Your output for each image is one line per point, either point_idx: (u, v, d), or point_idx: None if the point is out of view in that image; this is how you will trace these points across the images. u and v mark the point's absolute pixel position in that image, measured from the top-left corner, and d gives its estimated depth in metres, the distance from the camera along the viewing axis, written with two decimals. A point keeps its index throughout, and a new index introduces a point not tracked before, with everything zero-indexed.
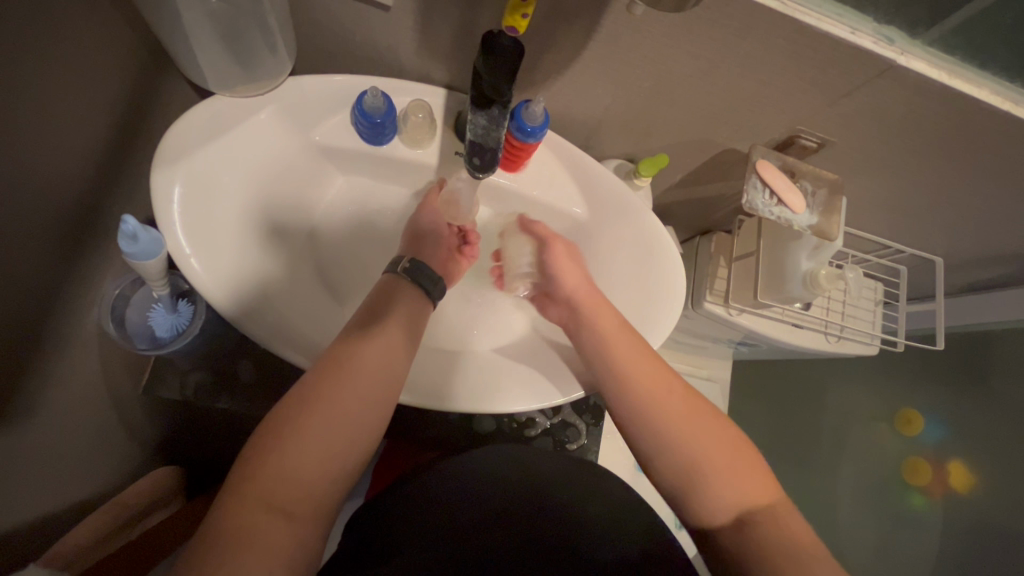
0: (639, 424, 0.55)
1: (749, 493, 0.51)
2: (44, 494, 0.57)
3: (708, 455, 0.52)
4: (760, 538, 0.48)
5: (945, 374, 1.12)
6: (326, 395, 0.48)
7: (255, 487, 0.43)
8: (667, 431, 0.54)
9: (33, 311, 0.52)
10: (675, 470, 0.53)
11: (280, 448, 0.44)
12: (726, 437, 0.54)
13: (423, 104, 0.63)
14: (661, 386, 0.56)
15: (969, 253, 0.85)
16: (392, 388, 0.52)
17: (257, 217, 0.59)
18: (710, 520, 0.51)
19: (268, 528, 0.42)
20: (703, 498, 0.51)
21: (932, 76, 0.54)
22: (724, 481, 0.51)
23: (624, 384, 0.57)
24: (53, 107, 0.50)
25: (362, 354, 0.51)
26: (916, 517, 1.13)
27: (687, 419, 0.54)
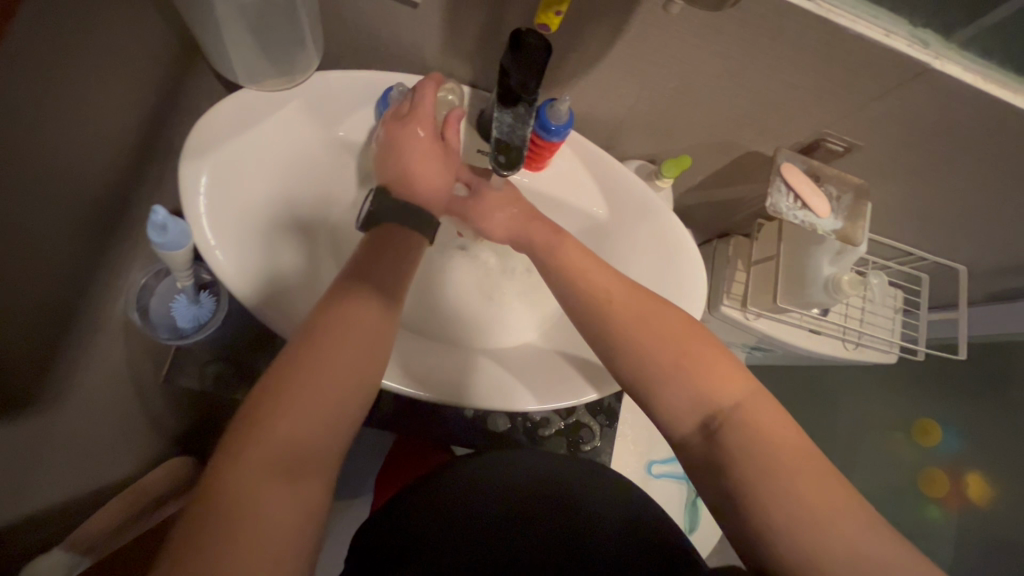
0: (611, 344, 0.53)
1: (721, 388, 0.49)
2: (66, 481, 0.57)
3: (674, 360, 0.51)
4: (730, 426, 0.48)
5: (963, 384, 1.10)
6: (319, 349, 0.45)
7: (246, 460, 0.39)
8: (640, 350, 0.52)
9: (61, 300, 0.52)
10: (639, 373, 0.52)
11: (263, 424, 0.41)
12: (701, 346, 0.52)
13: (444, 101, 0.64)
14: (638, 313, 0.53)
15: (993, 261, 0.84)
16: (377, 342, 0.47)
17: (280, 211, 0.60)
18: (676, 418, 0.50)
19: (267, 489, 0.39)
20: (669, 396, 0.50)
21: (968, 80, 0.53)
22: (689, 376, 0.50)
23: (594, 305, 0.55)
24: (85, 97, 0.51)
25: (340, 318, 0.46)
26: (932, 528, 1.13)
27: (654, 327, 0.53)
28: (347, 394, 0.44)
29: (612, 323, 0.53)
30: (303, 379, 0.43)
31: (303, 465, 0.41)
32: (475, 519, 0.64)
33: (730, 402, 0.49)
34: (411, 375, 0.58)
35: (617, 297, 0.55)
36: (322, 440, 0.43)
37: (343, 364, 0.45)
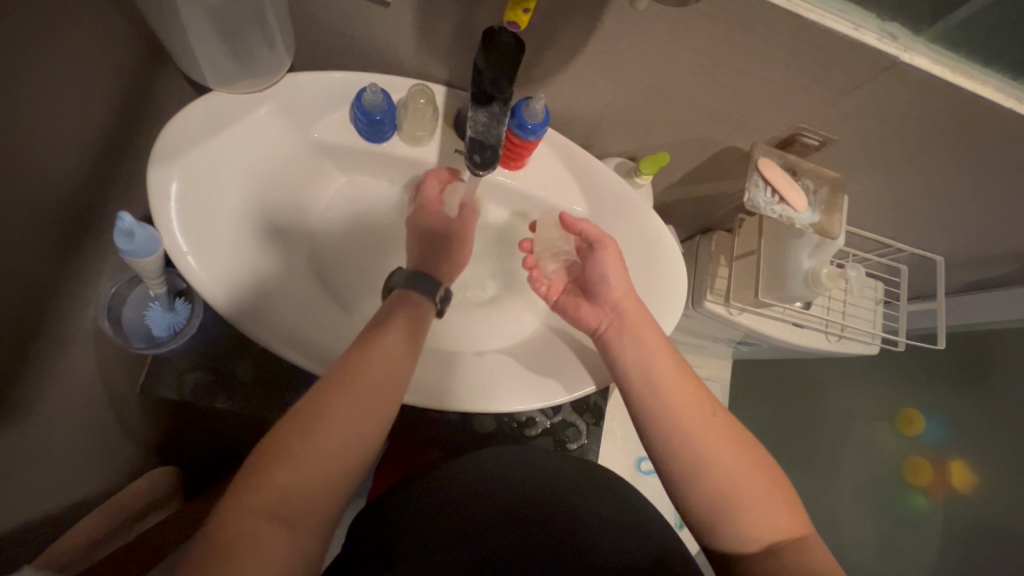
0: (680, 466, 0.53)
1: (781, 529, 0.51)
2: (42, 496, 0.56)
3: (748, 494, 0.52)
4: (786, 566, 0.49)
5: (945, 376, 1.12)
6: (332, 403, 0.47)
7: (264, 492, 0.43)
8: (709, 477, 0.52)
9: (29, 311, 0.51)
10: (716, 507, 0.52)
11: (272, 470, 0.44)
12: (767, 483, 0.53)
13: (424, 89, 0.62)
14: (721, 441, 0.54)
15: (969, 251, 0.85)
16: (400, 392, 0.50)
17: (254, 215, 0.59)
18: (738, 548, 0.51)
19: (267, 539, 0.42)
20: (736, 533, 0.51)
21: (936, 73, 0.53)
22: (757, 512, 0.51)
23: (652, 407, 0.56)
24: (45, 103, 0.49)
25: (365, 374, 0.49)
26: (918, 517, 1.13)
27: (741, 460, 0.53)
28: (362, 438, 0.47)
29: (684, 433, 0.54)
30: (332, 415, 0.46)
31: (318, 499, 0.45)
32: (465, 514, 0.63)
33: (797, 544, 0.51)
34: None
35: (677, 398, 0.56)
36: (340, 474, 0.46)
37: (373, 408, 0.48)
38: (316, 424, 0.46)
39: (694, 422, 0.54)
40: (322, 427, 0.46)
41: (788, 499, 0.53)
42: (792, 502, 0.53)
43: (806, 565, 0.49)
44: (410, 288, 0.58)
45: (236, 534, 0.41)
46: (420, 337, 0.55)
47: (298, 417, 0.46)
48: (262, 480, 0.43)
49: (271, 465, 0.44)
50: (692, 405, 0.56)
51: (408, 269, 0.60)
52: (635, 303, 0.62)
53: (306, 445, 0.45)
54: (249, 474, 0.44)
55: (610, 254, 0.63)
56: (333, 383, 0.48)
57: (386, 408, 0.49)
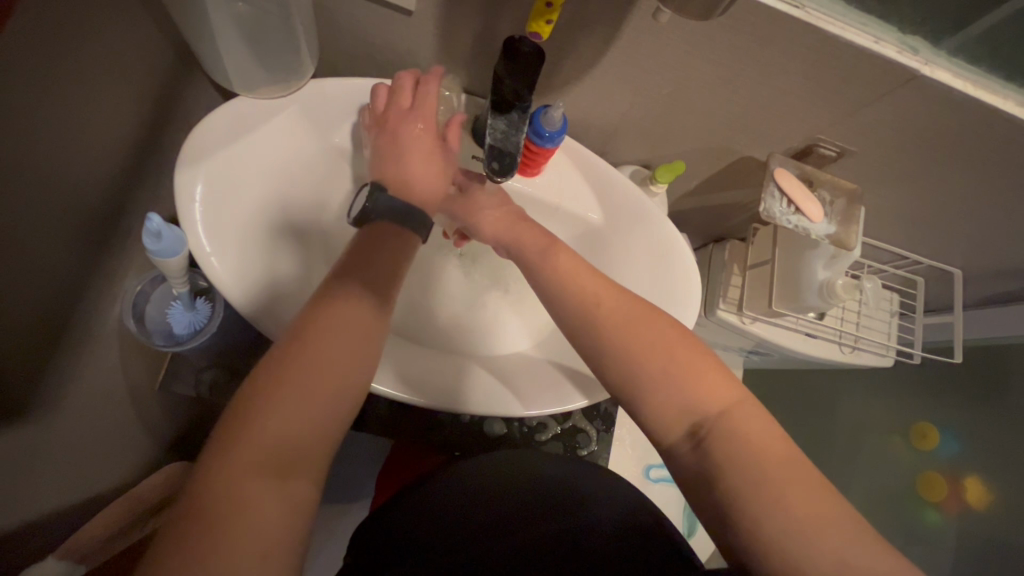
0: (610, 360, 0.51)
1: (715, 403, 0.48)
2: (63, 489, 0.58)
3: (676, 379, 0.48)
4: (719, 446, 0.46)
5: (961, 389, 1.10)
6: (306, 345, 0.42)
7: (242, 446, 0.38)
8: (667, 393, 0.48)
9: (57, 306, 0.53)
10: (643, 396, 0.49)
11: (251, 425, 0.38)
12: (704, 363, 0.49)
13: (451, 84, 0.63)
14: (676, 344, 0.50)
15: (987, 265, 0.84)
16: (380, 331, 0.46)
17: (275, 217, 0.60)
18: (667, 434, 0.48)
19: (259, 496, 0.37)
20: (691, 436, 0.47)
21: (957, 87, 0.53)
22: (683, 393, 0.48)
23: (593, 328, 0.52)
24: (80, 106, 0.51)
25: (336, 314, 0.44)
26: (930, 533, 1.11)
27: (700, 369, 0.49)
28: (343, 380, 0.42)
29: (632, 348, 0.50)
30: (307, 357, 0.42)
31: (305, 445, 0.40)
32: (475, 516, 0.65)
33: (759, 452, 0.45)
34: (405, 381, 0.58)
35: (621, 308, 0.52)
36: (327, 417, 0.41)
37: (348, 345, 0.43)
38: (289, 367, 0.41)
39: (623, 321, 0.51)
40: (298, 372, 0.41)
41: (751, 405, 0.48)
42: (725, 374, 0.50)
43: (774, 474, 0.43)
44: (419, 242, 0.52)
45: (220, 498, 0.36)
46: (402, 272, 0.49)
47: (273, 364, 0.41)
48: (242, 435, 0.38)
49: (246, 419, 0.39)
50: (623, 305, 0.52)
51: None
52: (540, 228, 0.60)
53: (283, 387, 0.40)
54: (222, 433, 0.39)
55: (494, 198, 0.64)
56: (304, 328, 0.43)
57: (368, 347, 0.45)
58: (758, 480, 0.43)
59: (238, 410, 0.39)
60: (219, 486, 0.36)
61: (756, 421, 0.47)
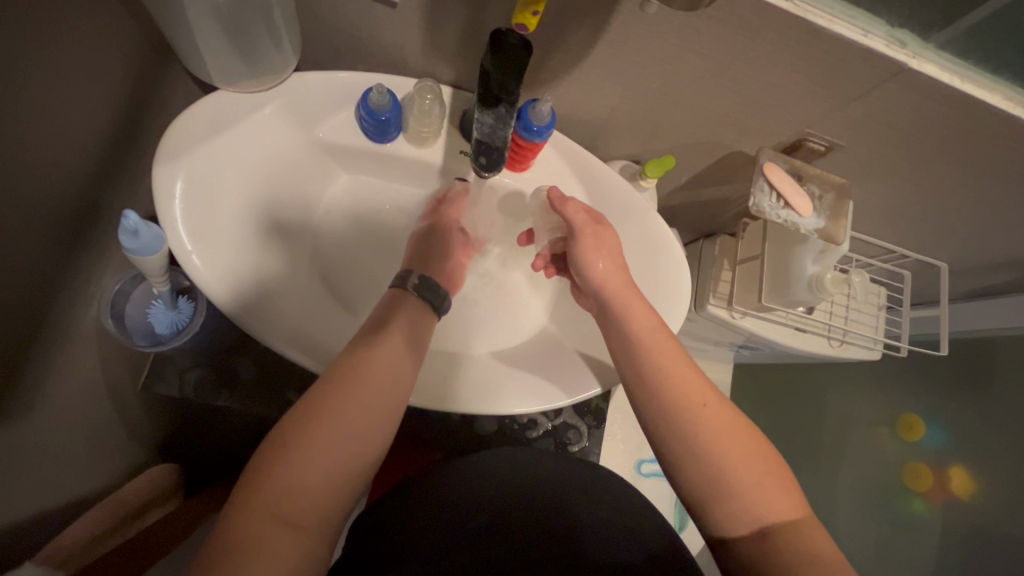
0: (678, 447, 0.52)
1: (781, 510, 0.48)
2: (41, 493, 0.56)
3: (743, 478, 0.49)
4: (784, 549, 0.46)
5: (947, 382, 1.11)
6: (338, 403, 0.46)
7: (269, 487, 0.42)
8: (708, 461, 0.50)
9: (31, 308, 0.51)
10: (711, 490, 0.50)
11: (277, 472, 0.42)
12: (765, 460, 0.51)
13: (431, 86, 0.60)
14: (712, 408, 0.52)
15: (972, 258, 0.85)
16: (402, 397, 0.50)
17: (257, 214, 0.58)
18: (729, 532, 0.49)
19: (276, 540, 0.41)
20: (737, 508, 0.49)
21: (945, 80, 0.53)
22: (752, 497, 0.49)
23: (647, 384, 0.54)
24: (51, 101, 0.49)
25: (368, 372, 0.49)
26: (913, 522, 1.12)
27: (739, 439, 0.51)
28: (368, 442, 0.47)
29: (677, 412, 0.52)
30: (336, 415, 0.46)
31: (325, 498, 0.44)
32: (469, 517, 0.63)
33: (791, 529, 0.47)
34: None
35: (666, 371, 0.54)
36: (345, 476, 0.45)
37: (374, 411, 0.48)
38: (319, 423, 0.45)
39: (684, 399, 0.53)
40: (325, 427, 0.45)
41: (786, 485, 0.50)
42: (791, 484, 0.50)
43: (801, 551, 0.46)
44: (418, 296, 0.58)
45: (243, 541, 0.39)
46: (421, 336, 0.55)
47: (303, 415, 0.45)
48: (269, 478, 0.42)
49: (275, 463, 0.43)
50: (675, 377, 0.54)
51: (418, 277, 0.59)
52: (624, 285, 0.60)
53: (313, 441, 0.44)
54: (248, 478, 0.42)
55: (590, 244, 0.62)
56: (332, 383, 0.47)
57: (389, 414, 0.49)
58: (789, 557, 0.46)
59: (267, 457, 0.43)
60: (244, 529, 0.40)
61: (822, 536, 0.48)
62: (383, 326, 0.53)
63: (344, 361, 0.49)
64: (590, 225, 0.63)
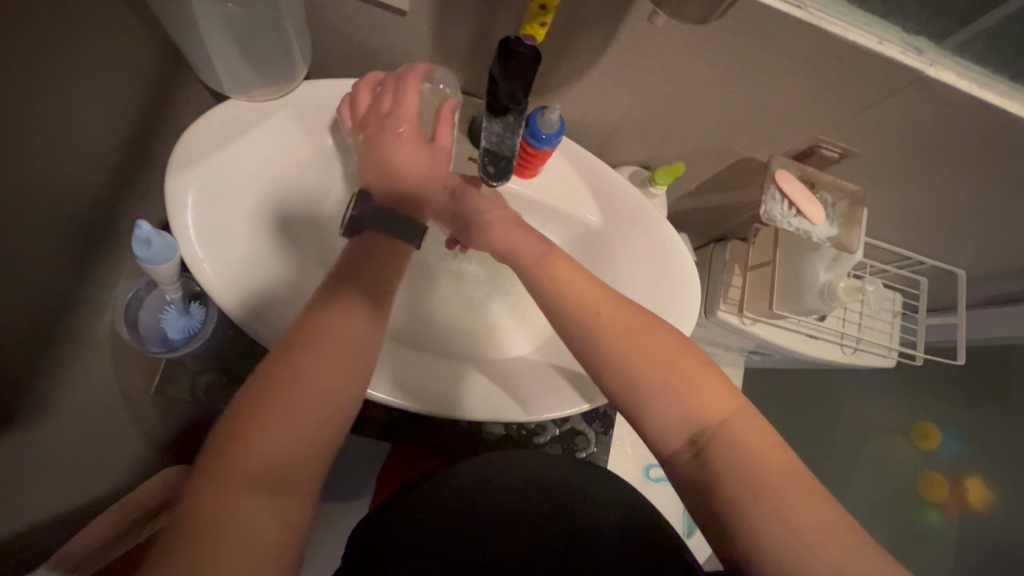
0: (620, 386, 0.49)
1: (712, 414, 0.47)
2: (55, 496, 0.57)
3: (675, 393, 0.47)
4: (717, 458, 0.46)
5: (964, 390, 1.09)
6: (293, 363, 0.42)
7: (241, 458, 0.38)
8: (644, 385, 0.48)
9: (46, 315, 0.52)
10: (632, 396, 0.48)
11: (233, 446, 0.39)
12: (699, 364, 0.49)
13: (439, 90, 0.61)
14: (642, 332, 0.49)
15: (991, 265, 0.83)
16: (368, 345, 0.45)
17: (267, 220, 0.59)
18: (669, 448, 0.48)
19: (248, 516, 0.37)
20: (672, 424, 0.47)
21: (963, 88, 0.52)
22: (681, 404, 0.47)
23: (587, 334, 0.50)
24: (66, 111, 0.50)
25: (319, 327, 0.43)
26: (932, 532, 1.11)
27: (668, 351, 0.49)
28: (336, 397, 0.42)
29: (618, 354, 0.49)
30: (299, 381, 0.41)
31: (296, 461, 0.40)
32: (474, 515, 0.64)
33: (726, 429, 0.46)
34: (400, 388, 0.57)
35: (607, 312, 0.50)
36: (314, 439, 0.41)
37: (338, 364, 0.43)
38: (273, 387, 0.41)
39: (617, 336, 0.49)
40: (288, 391, 0.41)
41: (720, 382, 0.48)
42: (724, 382, 0.48)
43: (735, 452, 0.45)
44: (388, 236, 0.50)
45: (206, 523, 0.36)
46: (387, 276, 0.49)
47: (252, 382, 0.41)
48: (239, 450, 0.39)
49: (230, 439, 0.39)
50: (608, 315, 0.50)
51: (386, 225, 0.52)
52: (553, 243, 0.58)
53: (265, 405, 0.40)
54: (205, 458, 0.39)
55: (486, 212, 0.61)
56: (296, 348, 0.42)
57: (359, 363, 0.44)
58: (735, 469, 0.45)
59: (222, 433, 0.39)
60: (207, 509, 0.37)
61: (753, 425, 0.47)
62: (346, 278, 0.47)
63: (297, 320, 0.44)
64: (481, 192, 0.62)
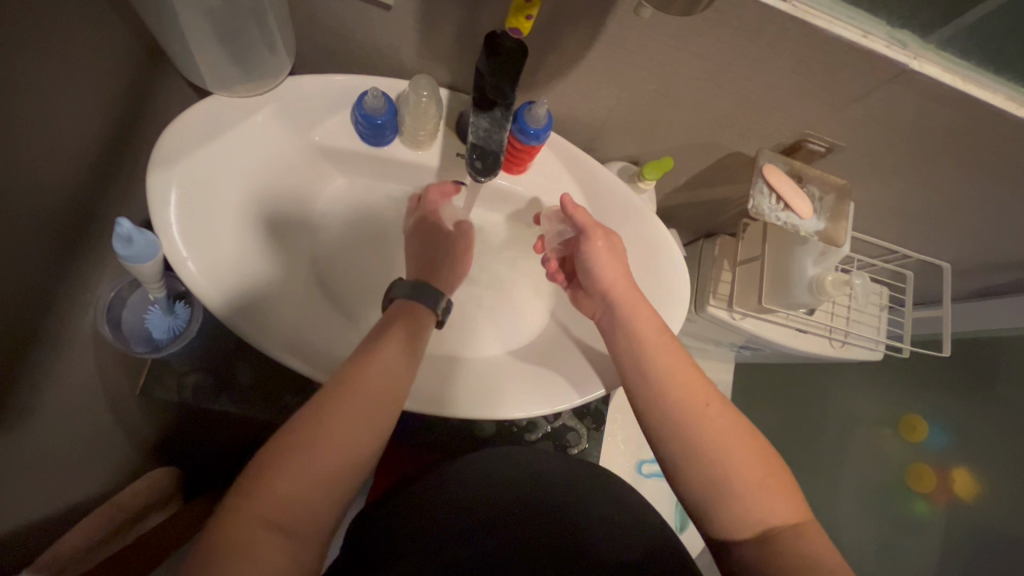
0: (676, 452, 0.51)
1: (778, 514, 0.48)
2: (39, 499, 0.56)
3: (742, 478, 0.49)
4: (781, 554, 0.46)
5: (950, 382, 1.11)
6: (334, 405, 0.46)
7: (265, 490, 0.42)
8: (708, 462, 0.50)
9: (27, 316, 0.51)
10: (710, 493, 0.49)
11: (269, 476, 0.42)
12: (765, 460, 0.51)
13: (427, 81, 0.59)
14: (712, 409, 0.52)
15: (976, 258, 0.84)
16: (401, 398, 0.50)
17: (252, 219, 0.58)
18: (729, 536, 0.49)
19: (268, 544, 0.40)
20: (734, 514, 0.48)
21: (947, 82, 0.53)
22: (750, 496, 0.48)
23: (647, 390, 0.54)
24: (44, 108, 0.49)
25: (362, 376, 0.48)
26: (920, 523, 1.12)
27: (739, 440, 0.51)
28: (366, 444, 0.46)
29: (681, 421, 0.52)
30: (337, 425, 0.45)
31: (321, 500, 0.44)
32: (465, 512, 0.63)
33: (792, 532, 0.47)
34: None
35: (675, 375, 0.54)
36: (341, 478, 0.45)
37: (373, 412, 0.47)
38: (315, 427, 0.45)
39: (688, 401, 0.53)
40: (323, 430, 0.45)
41: (785, 485, 0.50)
42: (790, 488, 0.50)
43: (798, 553, 0.46)
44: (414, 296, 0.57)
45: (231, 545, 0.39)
46: (421, 337, 0.54)
47: (297, 417, 0.45)
48: (273, 481, 0.42)
49: (269, 468, 0.43)
50: (679, 381, 0.54)
51: (412, 282, 0.58)
52: (627, 286, 0.61)
53: (305, 441, 0.44)
54: (242, 482, 0.42)
55: (599, 245, 0.62)
56: (336, 396, 0.46)
57: (388, 413, 0.48)
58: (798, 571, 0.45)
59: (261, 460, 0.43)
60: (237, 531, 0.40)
61: (819, 537, 0.48)
62: (383, 332, 0.52)
63: (343, 366, 0.49)
64: (600, 229, 0.63)
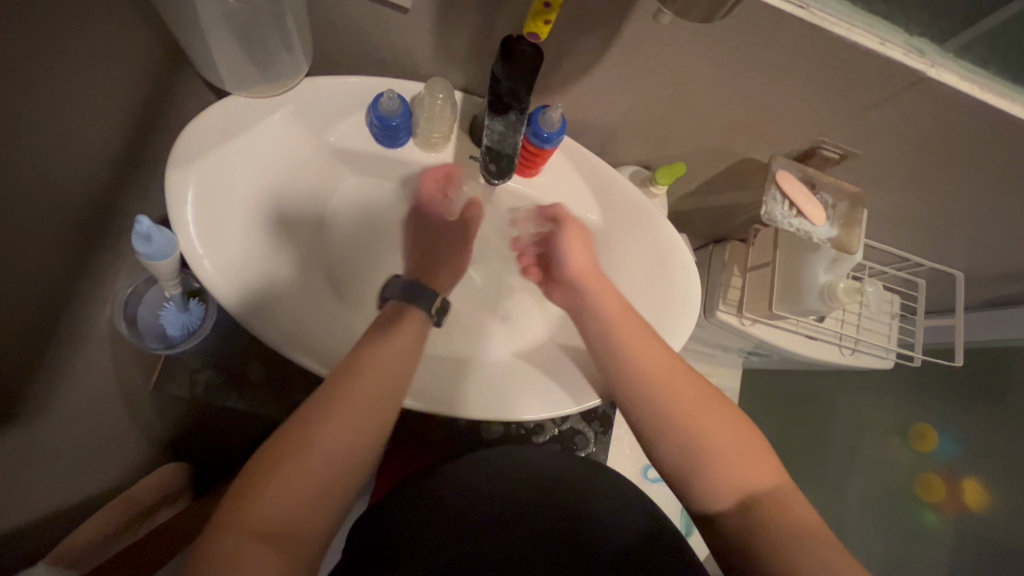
0: (657, 431, 0.52)
1: (757, 479, 0.49)
2: (54, 491, 0.57)
3: (718, 446, 0.50)
4: (764, 519, 0.47)
5: (960, 391, 1.10)
6: (327, 413, 0.47)
7: (258, 502, 0.42)
8: (685, 437, 0.51)
9: (45, 310, 0.52)
10: (688, 464, 0.51)
11: (262, 487, 0.43)
12: (739, 428, 0.52)
13: (442, 83, 0.59)
14: (685, 386, 0.54)
15: (990, 267, 0.83)
16: (395, 405, 0.50)
17: (265, 217, 0.59)
18: (711, 506, 0.49)
19: (262, 555, 0.41)
20: (713, 483, 0.49)
21: (965, 90, 0.52)
22: (727, 464, 0.49)
23: (638, 395, 0.54)
24: (66, 107, 0.50)
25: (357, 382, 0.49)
26: (928, 534, 1.11)
27: (713, 412, 0.52)
28: (358, 454, 0.47)
29: (657, 404, 0.53)
30: (329, 434, 0.46)
31: (312, 509, 0.44)
32: (468, 510, 0.63)
33: (771, 497, 0.48)
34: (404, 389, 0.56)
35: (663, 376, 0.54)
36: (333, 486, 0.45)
37: (367, 419, 0.48)
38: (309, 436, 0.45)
39: (662, 377, 0.54)
40: (316, 437, 0.45)
41: (761, 450, 0.51)
42: (766, 452, 0.51)
43: (780, 517, 0.46)
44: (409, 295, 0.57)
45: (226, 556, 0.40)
46: (418, 342, 0.54)
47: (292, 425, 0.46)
48: (265, 490, 0.43)
49: (264, 479, 0.43)
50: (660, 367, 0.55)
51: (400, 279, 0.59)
52: (598, 276, 0.63)
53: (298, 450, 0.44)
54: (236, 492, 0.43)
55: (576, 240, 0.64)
56: (330, 403, 0.47)
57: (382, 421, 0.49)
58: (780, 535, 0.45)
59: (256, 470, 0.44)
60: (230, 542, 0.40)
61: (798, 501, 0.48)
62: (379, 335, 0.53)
63: (339, 372, 0.49)
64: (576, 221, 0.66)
